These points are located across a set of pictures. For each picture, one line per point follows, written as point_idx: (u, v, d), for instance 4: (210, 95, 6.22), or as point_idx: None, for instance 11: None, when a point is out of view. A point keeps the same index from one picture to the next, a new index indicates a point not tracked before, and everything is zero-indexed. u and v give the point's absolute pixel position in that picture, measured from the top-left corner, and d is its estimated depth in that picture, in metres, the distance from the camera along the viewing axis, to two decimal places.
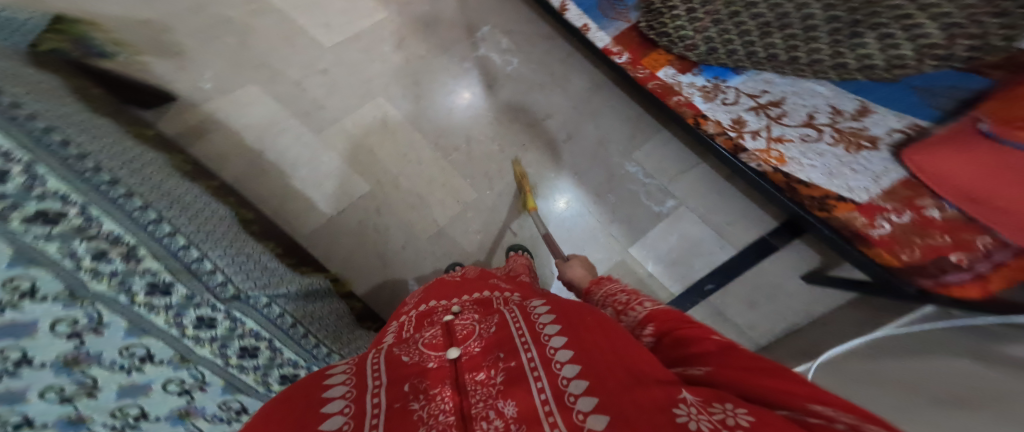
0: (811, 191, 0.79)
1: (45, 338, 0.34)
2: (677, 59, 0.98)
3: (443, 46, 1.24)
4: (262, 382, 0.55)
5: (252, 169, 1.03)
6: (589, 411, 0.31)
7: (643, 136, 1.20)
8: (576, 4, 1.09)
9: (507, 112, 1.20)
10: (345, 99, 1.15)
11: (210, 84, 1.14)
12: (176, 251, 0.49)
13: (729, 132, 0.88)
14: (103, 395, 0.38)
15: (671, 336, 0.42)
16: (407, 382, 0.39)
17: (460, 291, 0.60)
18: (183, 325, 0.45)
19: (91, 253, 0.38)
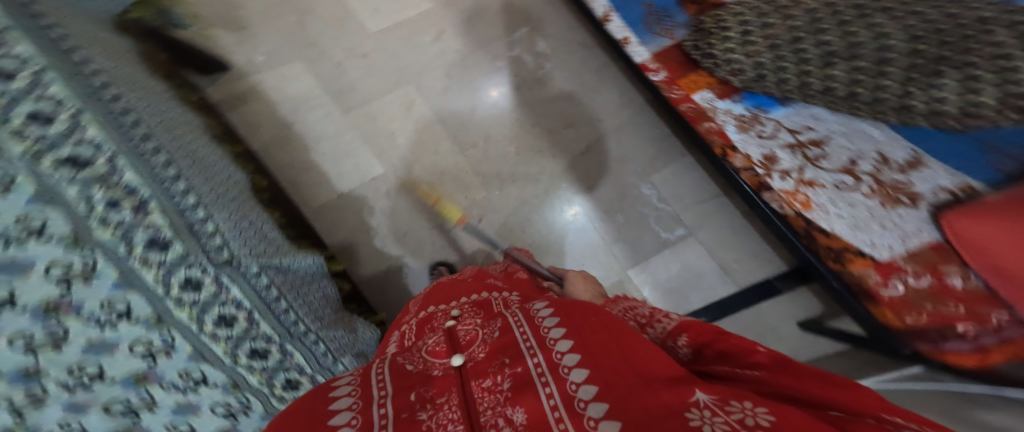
0: (829, 240, 0.80)
1: (37, 280, 0.36)
2: (719, 83, 0.96)
3: (480, 42, 1.24)
4: (231, 353, 0.52)
5: (278, 137, 1.07)
6: (599, 416, 0.35)
7: (665, 159, 1.17)
8: (621, 16, 1.10)
9: (531, 117, 1.20)
10: (378, 83, 1.15)
11: (262, 58, 1.14)
12: (183, 210, 0.60)
13: (756, 168, 0.88)
14: (66, 350, 0.37)
15: (712, 349, 0.44)
16: (414, 391, 0.44)
17: (454, 294, 0.68)
18: (168, 285, 0.48)
19: (104, 202, 0.47)
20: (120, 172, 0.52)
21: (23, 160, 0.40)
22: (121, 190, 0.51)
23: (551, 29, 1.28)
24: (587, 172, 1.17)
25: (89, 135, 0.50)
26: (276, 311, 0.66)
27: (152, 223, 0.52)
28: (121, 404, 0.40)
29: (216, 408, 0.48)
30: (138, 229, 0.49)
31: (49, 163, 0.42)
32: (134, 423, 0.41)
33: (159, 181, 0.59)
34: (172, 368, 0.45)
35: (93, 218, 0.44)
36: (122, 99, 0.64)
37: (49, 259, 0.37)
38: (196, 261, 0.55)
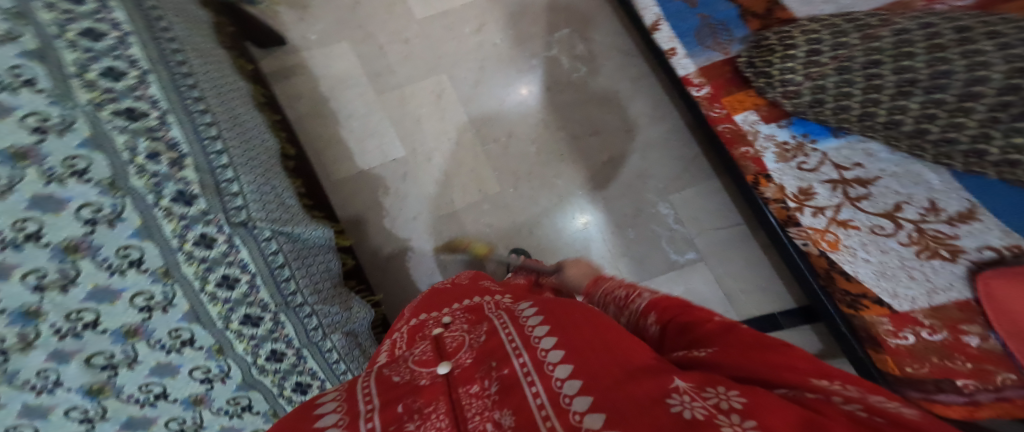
0: (848, 285, 0.76)
1: (66, 218, 0.51)
2: (768, 105, 0.88)
3: (519, 39, 1.24)
4: (224, 318, 0.62)
5: (315, 110, 1.14)
6: (584, 411, 0.31)
7: (688, 180, 1.13)
8: (670, 26, 1.02)
9: (557, 119, 1.19)
10: (414, 69, 1.19)
11: (315, 36, 1.19)
12: (215, 169, 0.68)
13: (787, 201, 0.82)
14: (72, 293, 0.50)
15: (679, 318, 0.43)
16: (400, 402, 0.38)
17: (447, 300, 0.61)
18: (182, 239, 0.59)
19: (145, 153, 0.59)
20: (170, 128, 0.64)
21: (89, 106, 0.56)
22: (165, 144, 0.62)
23: (593, 33, 1.25)
24: (605, 183, 1.15)
25: (150, 93, 0.63)
26: (280, 278, 0.71)
27: (185, 178, 0.62)
28: (102, 358, 0.52)
29: (193, 372, 0.59)
30: (169, 182, 0.60)
31: (107, 113, 0.57)
32: (110, 376, 0.52)
33: (200, 139, 0.67)
34: (163, 327, 0.56)
35: (134, 167, 0.58)
36: (183, 63, 0.72)
37: (81, 202, 0.52)
38: (213, 219, 0.63)
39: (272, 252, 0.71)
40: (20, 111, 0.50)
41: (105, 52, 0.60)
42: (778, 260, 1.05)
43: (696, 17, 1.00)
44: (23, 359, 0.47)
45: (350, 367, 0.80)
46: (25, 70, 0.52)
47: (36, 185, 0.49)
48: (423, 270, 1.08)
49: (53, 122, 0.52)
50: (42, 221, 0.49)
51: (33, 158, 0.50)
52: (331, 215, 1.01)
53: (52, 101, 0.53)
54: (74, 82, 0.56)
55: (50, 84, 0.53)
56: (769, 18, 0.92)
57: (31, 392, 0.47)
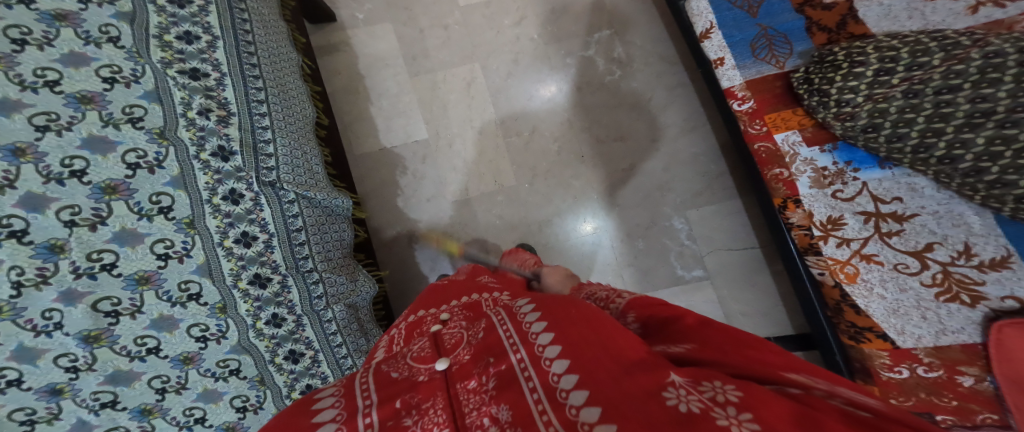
0: (856, 318, 0.69)
1: (111, 162, 0.59)
2: (814, 126, 0.81)
3: (557, 36, 1.23)
4: (235, 275, 0.68)
5: (353, 86, 1.20)
6: (582, 405, 0.30)
7: (709, 197, 1.10)
8: (723, 34, 0.90)
9: (583, 120, 1.18)
10: (450, 56, 1.22)
11: (362, 15, 1.24)
12: (256, 129, 0.73)
13: (813, 229, 0.75)
14: (100, 231, 0.58)
15: (654, 319, 0.43)
16: (398, 398, 0.36)
17: (446, 297, 0.58)
18: (213, 192, 0.66)
19: (198, 109, 0.67)
20: (225, 89, 0.70)
21: (158, 64, 0.64)
22: (217, 102, 0.69)
23: (634, 36, 1.21)
24: (622, 190, 1.13)
25: (215, 57, 0.70)
26: (296, 242, 0.75)
27: (227, 135, 0.69)
28: (108, 304, 0.59)
29: (190, 329, 0.65)
30: (213, 138, 0.67)
31: (173, 71, 0.65)
32: (110, 324, 0.60)
33: (249, 102, 0.73)
34: (174, 277, 0.64)
35: (184, 120, 0.65)
36: (249, 33, 0.76)
37: (128, 147, 0.60)
38: (245, 176, 0.70)
39: (294, 215, 0.75)
40: (96, 62, 0.59)
41: (187, 19, 0.68)
42: (787, 290, 1.02)
43: (755, 27, 0.89)
44: (36, 293, 0.55)
45: (346, 341, 0.80)
46: (114, 29, 0.61)
47: (95, 126, 0.58)
48: (428, 254, 1.12)
49: (124, 75, 0.61)
50: (88, 160, 0.58)
51: (96, 103, 0.59)
52: (350, 188, 1.06)
53: (128, 56, 0.61)
54: (152, 42, 0.64)
55: (130, 42, 0.62)
56: (839, 32, 0.83)
57: (32, 331, 0.55)
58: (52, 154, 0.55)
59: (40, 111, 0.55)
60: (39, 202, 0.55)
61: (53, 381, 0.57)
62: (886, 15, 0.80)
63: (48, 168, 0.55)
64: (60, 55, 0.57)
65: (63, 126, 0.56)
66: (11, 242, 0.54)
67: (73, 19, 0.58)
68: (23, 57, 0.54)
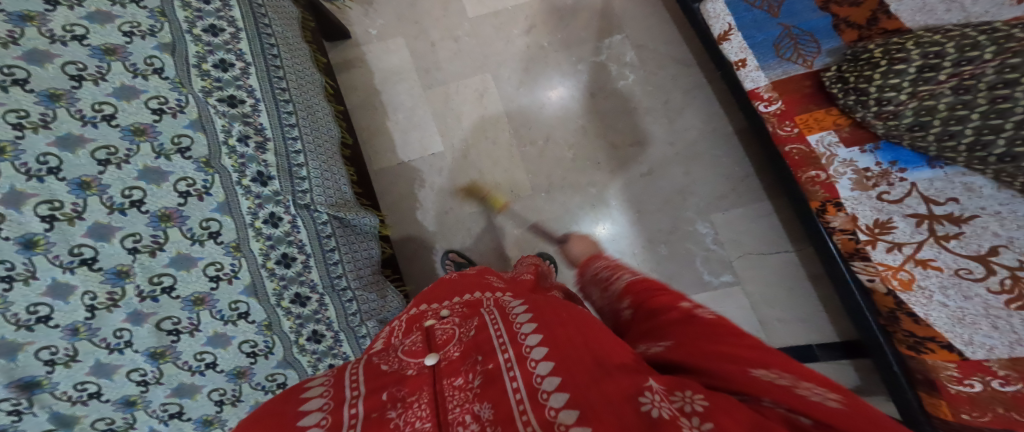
0: (916, 327, 0.66)
1: (165, 191, 0.58)
2: (851, 126, 0.78)
3: (567, 42, 1.21)
4: (277, 294, 0.65)
5: (368, 102, 1.19)
6: (560, 407, 0.29)
7: (735, 200, 1.06)
8: (744, 35, 0.89)
9: (597, 126, 1.16)
10: (461, 67, 1.21)
11: (375, 30, 1.23)
12: (290, 153, 0.71)
13: (858, 233, 0.72)
14: (159, 257, 0.57)
15: (646, 308, 0.44)
16: (385, 391, 0.37)
17: (451, 291, 0.56)
18: (254, 216, 0.65)
19: (237, 136, 0.65)
20: (260, 116, 0.69)
21: (200, 93, 0.62)
22: (255, 128, 0.67)
23: (648, 40, 1.20)
24: (641, 196, 1.10)
25: (249, 83, 0.68)
26: (330, 261, 0.72)
27: (265, 161, 0.67)
28: (170, 323, 0.58)
29: (241, 345, 0.63)
30: (253, 164, 0.66)
31: (214, 100, 0.64)
32: (173, 341, 0.58)
33: (282, 127, 0.71)
34: (225, 298, 0.61)
35: (226, 148, 0.64)
36: (277, 58, 0.74)
37: (179, 176, 0.59)
38: (282, 200, 0.68)
39: (326, 236, 0.72)
40: (146, 94, 0.58)
41: (220, 46, 0.66)
42: (825, 294, 0.98)
43: (778, 27, 0.87)
44: (108, 315, 0.54)
45: None
46: (158, 60, 0.59)
47: (149, 158, 0.57)
48: None
49: (170, 105, 0.59)
50: (146, 190, 0.56)
51: (149, 135, 0.57)
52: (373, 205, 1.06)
53: (172, 87, 0.60)
54: (193, 71, 0.62)
55: (173, 73, 0.60)
56: (871, 28, 0.80)
57: (105, 349, 0.54)
58: (114, 186, 0.54)
59: (100, 145, 0.54)
60: (105, 231, 0.53)
61: (128, 394, 0.56)
62: (920, 8, 0.77)
63: (111, 198, 0.54)
64: (113, 89, 0.55)
65: (122, 158, 0.55)
66: (82, 269, 0.52)
67: (121, 52, 0.57)
68: (82, 93, 0.53)
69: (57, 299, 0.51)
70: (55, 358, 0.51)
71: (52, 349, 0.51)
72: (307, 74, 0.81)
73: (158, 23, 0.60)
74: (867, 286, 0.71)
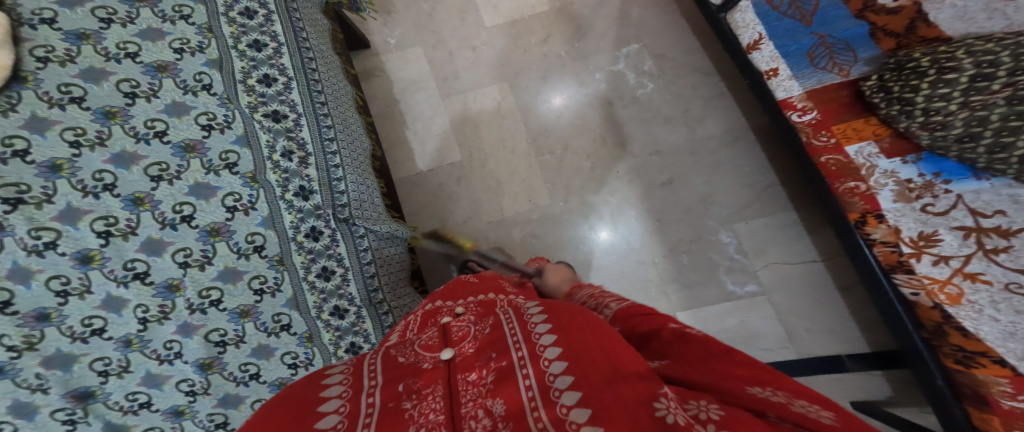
0: (964, 341, 0.65)
1: (213, 206, 0.61)
2: (892, 136, 0.79)
3: (586, 52, 1.22)
4: (318, 307, 0.67)
5: (388, 111, 1.19)
6: (572, 405, 0.29)
7: (758, 210, 1.06)
8: (775, 45, 0.92)
9: (616, 135, 1.15)
10: (480, 76, 1.21)
11: (394, 40, 1.24)
12: (330, 167, 0.74)
13: (901, 246, 0.72)
14: (208, 270, 0.59)
15: (635, 334, 0.41)
16: (400, 382, 0.38)
17: (464, 293, 0.57)
18: (297, 230, 0.68)
19: (281, 151, 0.69)
20: (301, 130, 0.73)
21: (246, 108, 0.67)
22: (297, 143, 0.71)
23: (666, 49, 1.21)
24: (661, 205, 1.10)
25: (292, 98, 0.73)
26: (367, 274, 0.74)
27: (308, 175, 0.71)
28: (217, 334, 0.59)
29: (284, 356, 0.63)
30: (296, 179, 0.69)
31: (259, 115, 0.68)
32: (220, 352, 0.59)
33: (322, 141, 0.75)
34: (269, 310, 0.63)
35: (270, 162, 0.67)
36: (315, 72, 0.79)
37: (226, 191, 0.62)
38: (323, 214, 0.71)
39: (365, 249, 0.75)
40: (196, 111, 0.62)
41: (263, 61, 0.71)
42: (853, 304, 0.97)
43: (812, 36, 0.90)
44: (159, 328, 0.55)
45: None
46: (207, 77, 0.64)
47: (199, 174, 0.61)
48: None
49: (218, 121, 0.64)
50: (195, 206, 0.59)
51: (198, 151, 0.61)
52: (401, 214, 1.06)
53: (221, 102, 0.65)
54: (239, 87, 0.67)
55: (222, 89, 0.65)
56: (909, 37, 0.83)
57: (156, 359, 0.55)
58: (165, 201, 0.57)
59: (152, 162, 0.57)
60: (158, 246, 0.56)
61: (176, 403, 0.55)
62: (961, 16, 0.80)
63: (163, 214, 0.57)
64: (165, 105, 0.60)
65: (173, 174, 0.59)
66: (136, 284, 0.54)
67: (172, 70, 0.62)
68: (136, 110, 0.57)
69: (110, 311, 0.52)
70: (109, 369, 0.52)
71: (105, 360, 0.51)
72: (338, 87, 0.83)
73: (207, 39, 0.66)
74: (910, 300, 0.70)
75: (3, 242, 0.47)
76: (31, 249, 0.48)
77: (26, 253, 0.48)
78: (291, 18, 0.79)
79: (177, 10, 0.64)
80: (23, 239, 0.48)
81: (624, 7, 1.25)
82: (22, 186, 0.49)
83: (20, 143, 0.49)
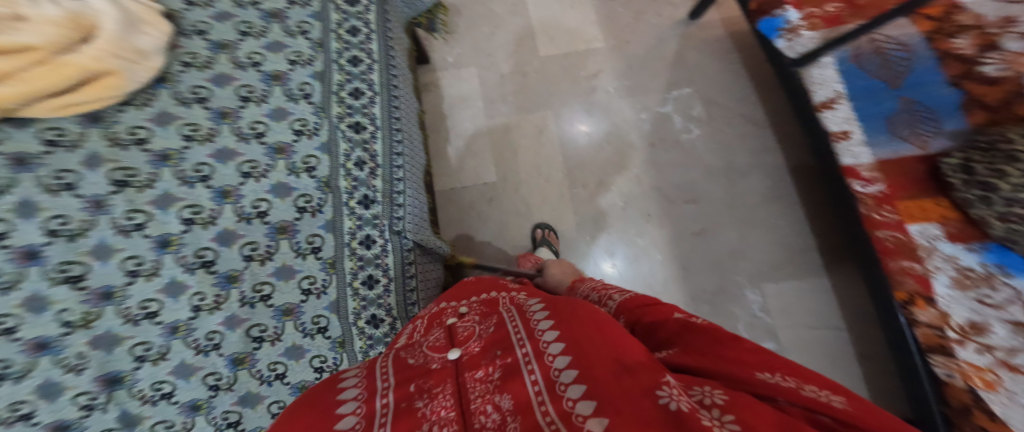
0: (989, 424, 0.66)
1: (286, 205, 0.74)
2: (959, 222, 0.82)
3: (634, 90, 1.24)
4: (356, 314, 0.76)
5: (435, 125, 1.24)
6: (578, 398, 0.33)
7: (790, 271, 1.06)
8: (853, 106, 0.95)
9: (653, 178, 1.16)
10: (527, 101, 1.24)
11: (451, 58, 1.29)
12: (393, 181, 0.89)
13: (948, 330, 0.73)
14: (266, 266, 0.70)
15: (642, 324, 0.48)
16: (411, 383, 0.43)
17: (472, 292, 0.65)
18: (353, 237, 0.79)
19: (355, 161, 0.83)
20: (375, 142, 0.88)
21: (335, 118, 0.84)
22: (369, 154, 0.86)
23: (719, 95, 1.22)
24: (688, 253, 1.09)
25: (372, 112, 0.90)
26: (407, 286, 0.85)
27: (373, 186, 0.85)
28: (257, 330, 0.66)
29: (312, 359, 0.70)
30: (363, 188, 0.83)
31: (344, 125, 0.84)
32: (255, 349, 0.65)
33: (391, 155, 0.90)
34: (311, 311, 0.72)
35: (343, 170, 0.81)
36: (394, 89, 0.97)
37: (301, 193, 0.76)
38: (378, 224, 0.83)
39: (408, 261, 0.87)
40: (293, 116, 0.79)
41: (357, 76, 0.89)
42: (872, 373, 0.97)
43: (896, 100, 0.93)
44: (208, 318, 0.63)
45: None
46: (309, 87, 0.83)
47: (283, 174, 0.75)
48: None
49: (308, 127, 0.80)
50: (271, 203, 0.73)
51: (286, 153, 0.77)
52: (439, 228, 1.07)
53: (314, 111, 0.82)
54: (333, 98, 0.85)
55: (319, 98, 0.83)
56: (1004, 112, 0.85)
57: (193, 349, 0.60)
58: (247, 196, 0.71)
59: (246, 160, 0.73)
60: (229, 237, 0.68)
61: (197, 397, 0.59)
62: None
63: (243, 209, 0.71)
64: (270, 110, 0.78)
65: (260, 172, 0.74)
66: (201, 271, 0.64)
67: (283, 79, 0.81)
68: (245, 111, 0.76)
69: (167, 296, 0.61)
70: (146, 355, 0.57)
71: (147, 345, 0.57)
72: (408, 103, 1.02)
73: (315, 54, 0.85)
74: (942, 380, 0.72)
75: (98, 220, 0.59)
76: (121, 229, 0.60)
77: (113, 232, 0.59)
78: (385, 44, 0.98)
79: (299, 27, 0.85)
80: (117, 220, 0.60)
81: (680, 51, 1.27)
82: (132, 171, 0.64)
83: (143, 132, 0.67)
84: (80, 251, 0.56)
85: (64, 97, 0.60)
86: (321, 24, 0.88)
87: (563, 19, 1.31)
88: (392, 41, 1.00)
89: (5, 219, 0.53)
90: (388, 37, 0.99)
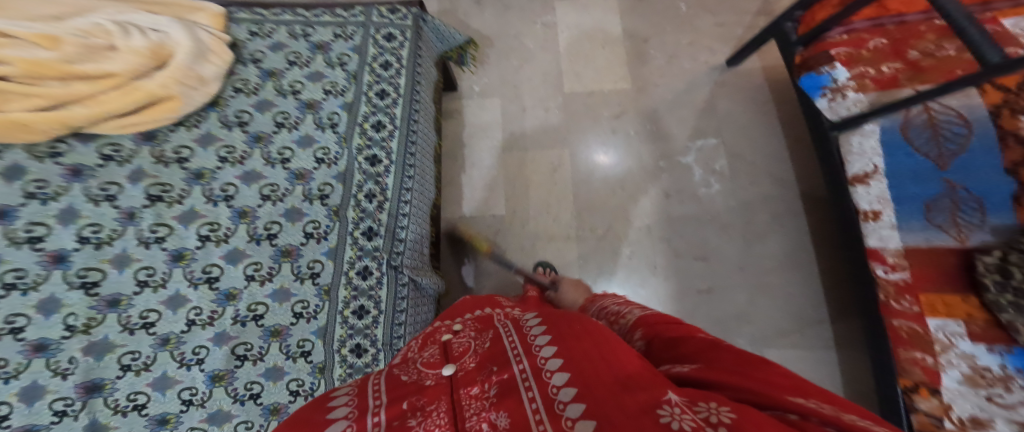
0: None
1: (293, 229, 0.78)
2: (986, 321, 0.75)
3: (655, 136, 1.21)
4: (341, 341, 0.76)
5: (452, 152, 1.26)
6: (578, 417, 0.30)
7: (796, 340, 1.03)
8: (889, 184, 0.87)
9: (664, 229, 1.13)
10: (546, 135, 1.25)
11: (478, 88, 1.32)
12: (398, 216, 0.87)
13: (945, 421, 0.73)
14: (265, 287, 0.74)
15: (660, 340, 0.46)
16: (404, 401, 0.38)
17: (458, 312, 0.65)
18: (352, 266, 0.80)
19: (365, 193, 0.85)
20: (387, 176, 0.88)
21: (355, 149, 0.86)
22: (380, 188, 0.86)
23: (746, 151, 1.17)
24: (691, 311, 1.07)
25: (389, 146, 0.89)
26: (396, 320, 0.83)
27: (379, 219, 0.85)
28: (242, 348, 0.70)
29: (290, 382, 0.70)
30: (368, 220, 0.84)
31: (361, 157, 0.86)
32: (235, 367, 0.69)
33: (401, 190, 0.89)
34: (298, 334, 0.73)
35: (354, 200, 0.84)
36: (416, 123, 0.95)
37: (311, 219, 0.80)
38: (377, 256, 0.83)
39: (402, 295, 0.85)
40: (318, 145, 0.84)
41: (382, 109, 0.91)
42: None
43: (941, 182, 0.82)
44: (200, 332, 0.69)
45: None
46: (337, 116, 0.87)
47: (297, 200, 0.80)
48: None
49: (329, 156, 0.84)
50: (282, 227, 0.78)
51: (306, 179, 0.82)
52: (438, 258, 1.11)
53: (337, 140, 0.85)
54: (356, 128, 0.87)
55: (343, 129, 0.86)
56: None
57: (177, 362, 0.66)
58: (263, 218, 0.77)
59: (268, 184, 0.80)
60: (237, 255, 0.74)
61: (167, 411, 0.64)
62: None
63: (256, 229, 0.76)
64: (299, 136, 0.84)
65: (278, 196, 0.80)
66: (204, 287, 0.71)
67: (317, 107, 0.87)
68: (278, 137, 0.83)
69: (167, 308, 0.68)
70: (132, 364, 0.64)
71: (134, 354, 0.65)
72: (425, 136, 0.99)
73: (349, 85, 0.89)
74: None
75: (127, 230, 0.70)
76: (144, 240, 0.70)
77: (137, 243, 0.70)
78: (412, 77, 0.96)
79: (339, 59, 0.91)
80: (143, 231, 0.70)
81: (710, 99, 1.23)
82: (168, 187, 0.74)
83: (186, 152, 0.78)
84: (103, 259, 0.67)
85: (132, 118, 0.74)
86: (359, 57, 0.92)
87: (593, 57, 1.30)
88: (419, 82, 0.98)
89: (48, 224, 0.66)
90: (416, 70, 0.97)
